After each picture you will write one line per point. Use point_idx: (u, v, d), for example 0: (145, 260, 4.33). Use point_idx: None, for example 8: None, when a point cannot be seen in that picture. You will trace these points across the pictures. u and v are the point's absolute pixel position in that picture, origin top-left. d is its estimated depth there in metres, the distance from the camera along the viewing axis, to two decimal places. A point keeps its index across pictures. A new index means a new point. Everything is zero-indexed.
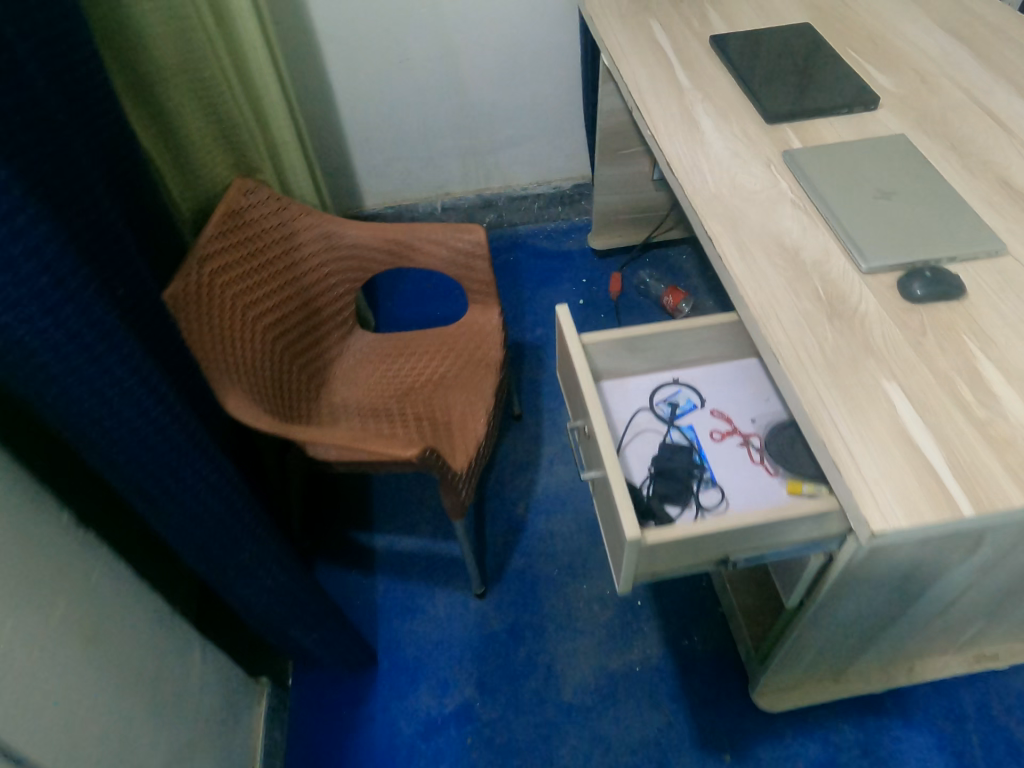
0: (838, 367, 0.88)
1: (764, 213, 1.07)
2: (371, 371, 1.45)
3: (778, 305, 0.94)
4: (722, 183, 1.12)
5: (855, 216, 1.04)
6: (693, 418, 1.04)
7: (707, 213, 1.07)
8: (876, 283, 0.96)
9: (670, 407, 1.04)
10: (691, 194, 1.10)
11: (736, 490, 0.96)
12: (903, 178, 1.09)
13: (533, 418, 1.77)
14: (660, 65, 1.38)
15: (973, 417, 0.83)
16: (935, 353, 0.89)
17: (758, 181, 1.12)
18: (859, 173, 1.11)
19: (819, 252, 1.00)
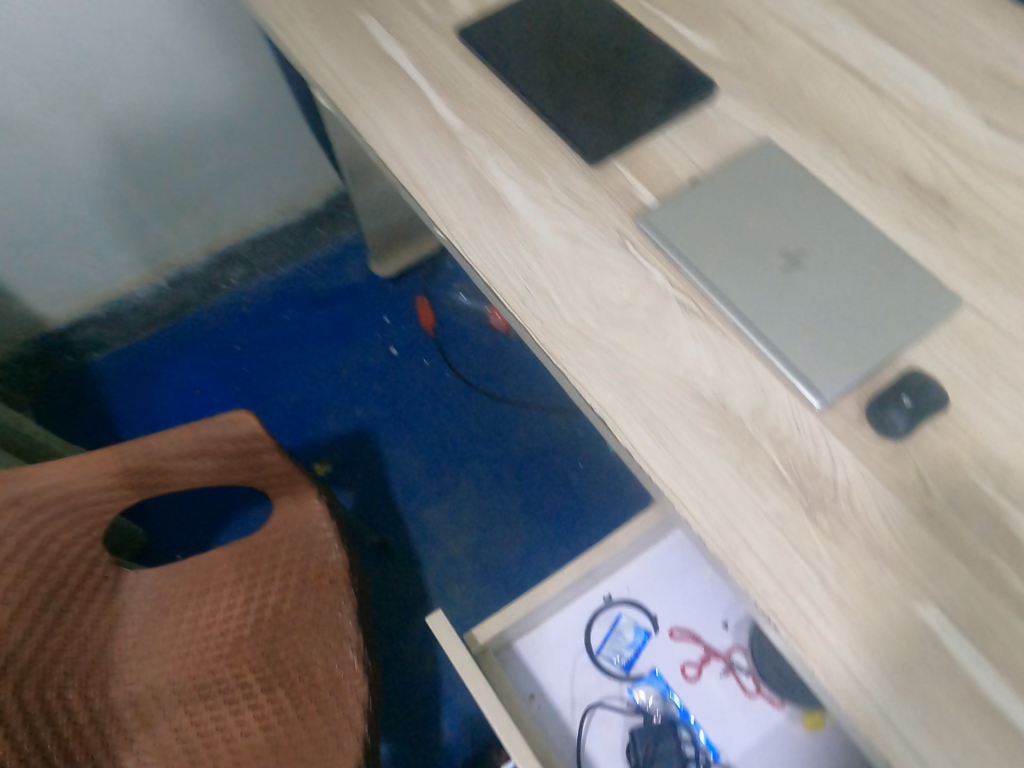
0: (851, 606, 0.62)
1: (652, 338, 0.74)
2: (165, 630, 1.08)
3: (740, 519, 0.65)
4: (576, 299, 0.76)
5: (777, 310, 0.73)
6: (650, 658, 0.98)
7: (581, 369, 0.72)
8: (839, 422, 0.69)
9: (622, 656, 0.97)
10: (544, 335, 0.74)
11: (734, 745, 0.92)
12: (803, 220, 0.79)
13: (399, 535, 1.46)
14: (400, 85, 0.94)
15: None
16: (954, 524, 0.65)
17: (621, 276, 0.77)
18: (748, 225, 0.78)
19: (752, 391, 0.70)
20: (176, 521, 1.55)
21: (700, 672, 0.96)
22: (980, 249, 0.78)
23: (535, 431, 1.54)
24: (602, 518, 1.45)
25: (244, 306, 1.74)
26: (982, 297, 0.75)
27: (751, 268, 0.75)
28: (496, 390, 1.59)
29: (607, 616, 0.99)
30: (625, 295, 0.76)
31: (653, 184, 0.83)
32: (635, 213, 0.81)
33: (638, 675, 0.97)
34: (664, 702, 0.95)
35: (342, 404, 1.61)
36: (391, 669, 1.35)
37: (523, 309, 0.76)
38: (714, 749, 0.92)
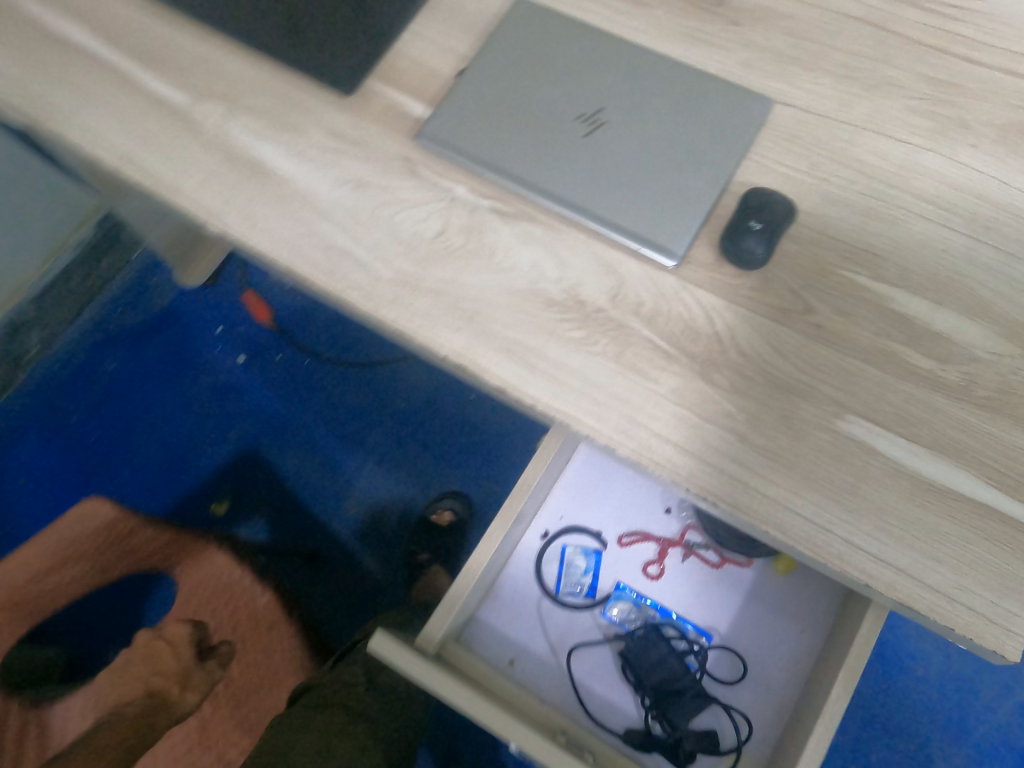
0: (778, 451, 0.59)
1: (481, 257, 0.66)
2: (138, 673, 1.28)
3: (643, 412, 0.60)
4: (388, 248, 0.67)
5: (597, 182, 0.66)
6: (610, 573, 0.95)
7: (424, 323, 0.64)
8: (700, 271, 0.64)
9: (584, 585, 0.94)
10: (370, 302, 0.65)
11: (722, 618, 0.92)
12: (588, 73, 0.70)
13: (329, 542, 1.40)
14: (87, 70, 0.76)
15: (955, 393, 0.59)
16: (843, 328, 0.61)
17: (425, 205, 0.68)
18: (532, 101, 0.69)
19: (603, 276, 0.64)
20: (91, 621, 1.41)
21: (662, 565, 0.94)
22: (772, 36, 0.72)
23: (417, 385, 1.46)
24: (515, 439, 1.42)
25: (62, 374, 1.53)
26: (789, 87, 0.70)
27: (551, 144, 0.67)
28: (362, 360, 1.49)
29: (553, 552, 0.95)
30: (437, 226, 0.67)
31: (420, 90, 0.73)
32: (414, 129, 0.71)
33: (605, 595, 0.94)
34: (640, 611, 0.93)
35: (213, 436, 1.48)
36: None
37: (337, 282, 0.66)
38: (705, 632, 0.92)
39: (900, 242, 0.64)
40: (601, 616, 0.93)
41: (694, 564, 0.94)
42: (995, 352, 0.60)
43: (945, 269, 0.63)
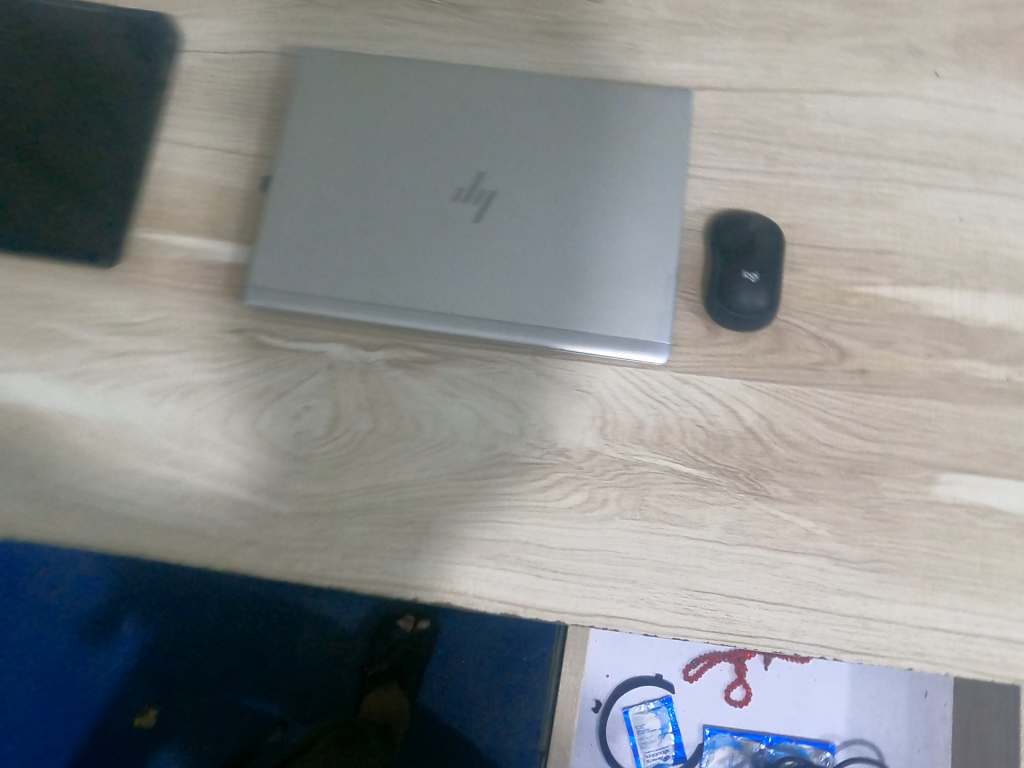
0: (885, 556, 0.45)
1: (408, 435, 0.47)
2: None
3: (703, 574, 0.44)
4: (271, 471, 0.46)
5: (520, 284, 0.46)
6: (692, 716, 0.66)
7: (367, 562, 0.45)
8: (697, 351, 0.47)
9: (668, 749, 0.65)
10: (277, 561, 0.45)
11: (834, 718, 0.64)
12: (440, 121, 0.49)
13: (317, 682, 0.96)
14: None
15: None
16: (892, 364, 0.47)
17: (298, 391, 0.47)
18: (382, 190, 0.48)
19: (577, 405, 0.47)
20: None
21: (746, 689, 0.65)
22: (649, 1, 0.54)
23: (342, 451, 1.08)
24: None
25: None
26: (696, 65, 0.53)
27: (431, 245, 0.47)
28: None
29: (616, 725, 0.66)
30: (326, 413, 0.47)
31: (218, 223, 0.51)
32: (234, 283, 0.49)
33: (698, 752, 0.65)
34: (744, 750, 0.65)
35: (88, 618, 0.95)
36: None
37: (217, 547, 0.45)
38: (824, 743, 0.64)
39: (910, 228, 0.50)
40: None
41: (780, 663, 0.66)
42: None
43: (970, 245, 0.50)
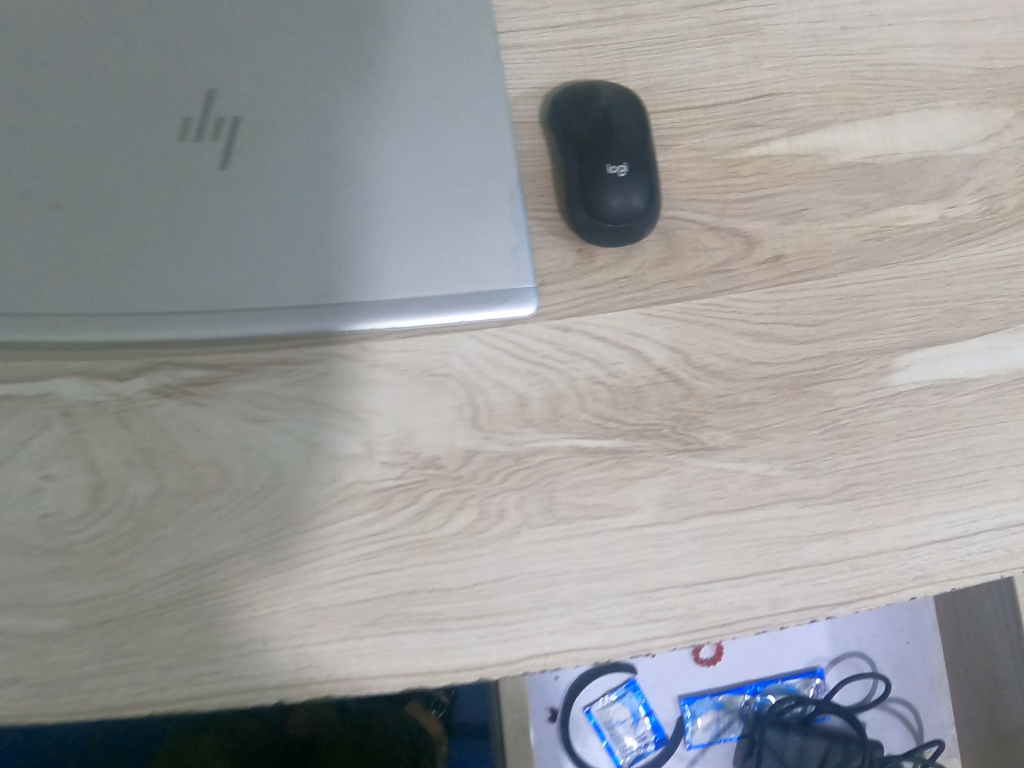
0: (854, 479, 0.36)
1: (205, 492, 0.32)
2: None
3: (650, 569, 0.33)
4: (17, 583, 0.30)
5: (313, 243, 0.31)
6: (663, 693, 0.62)
7: (203, 670, 0.30)
8: (572, 281, 0.35)
9: (646, 737, 0.61)
10: (62, 702, 0.29)
11: (820, 642, 0.63)
12: (128, 25, 0.32)
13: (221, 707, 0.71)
14: None
15: (985, 239, 0.39)
16: (810, 237, 0.37)
17: (27, 458, 0.31)
18: (62, 143, 0.31)
19: (432, 396, 0.33)
20: None
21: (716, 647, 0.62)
22: None
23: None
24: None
25: None
26: None
27: (163, 208, 0.31)
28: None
29: (583, 731, 0.61)
30: (82, 483, 0.31)
31: None
32: None
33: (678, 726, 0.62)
34: (728, 707, 0.63)
35: None
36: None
37: None
38: (812, 670, 0.63)
39: (791, 56, 0.39)
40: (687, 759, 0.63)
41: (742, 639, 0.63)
42: (982, 141, 0.40)
43: (865, 62, 0.39)
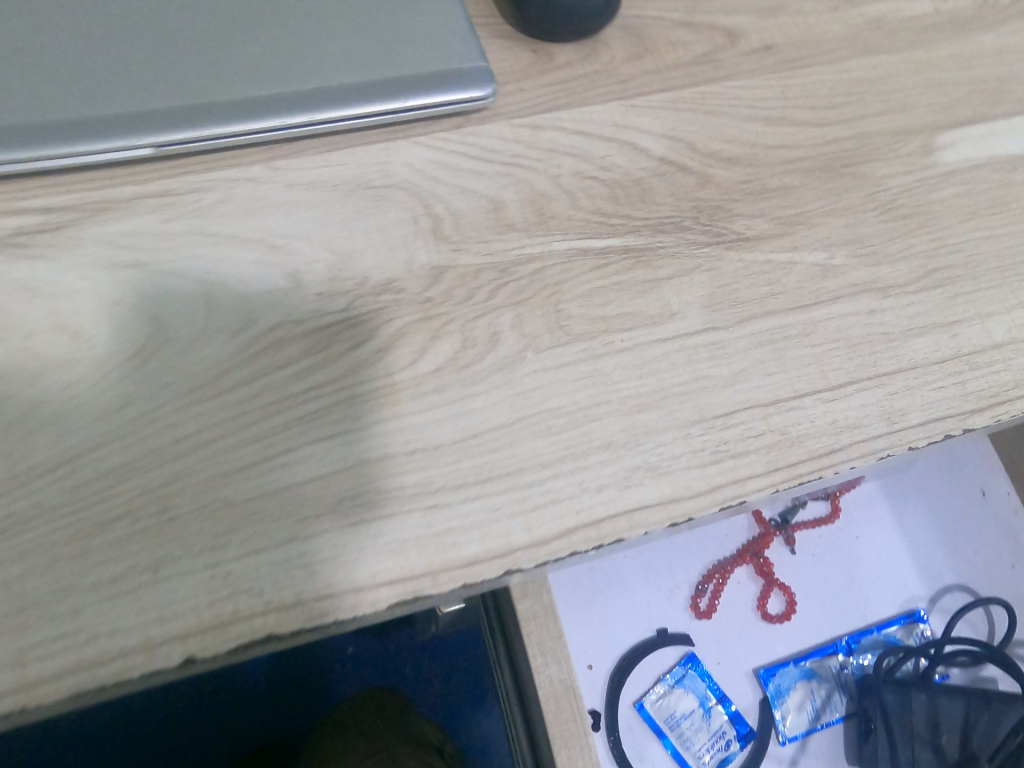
0: (934, 261, 0.28)
1: (64, 367, 0.22)
2: None
3: (715, 387, 0.23)
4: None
5: (193, 39, 0.25)
6: (733, 671, 0.34)
7: (45, 635, 0.19)
8: (533, 80, 0.28)
9: (726, 731, 0.33)
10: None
11: (898, 565, 0.37)
12: None
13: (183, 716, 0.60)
14: None
15: (988, 27, 0.34)
16: (799, 30, 0.32)
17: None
18: None
19: (375, 210, 0.25)
20: None
21: (786, 589, 0.35)
22: None
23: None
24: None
25: None
26: None
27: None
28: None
29: (641, 736, 0.32)
30: None
31: None
32: None
33: (699, 729, 0.32)
34: (822, 675, 0.34)
35: None
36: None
37: None
38: (911, 615, 0.36)
39: None
40: None
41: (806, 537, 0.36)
42: None
43: None
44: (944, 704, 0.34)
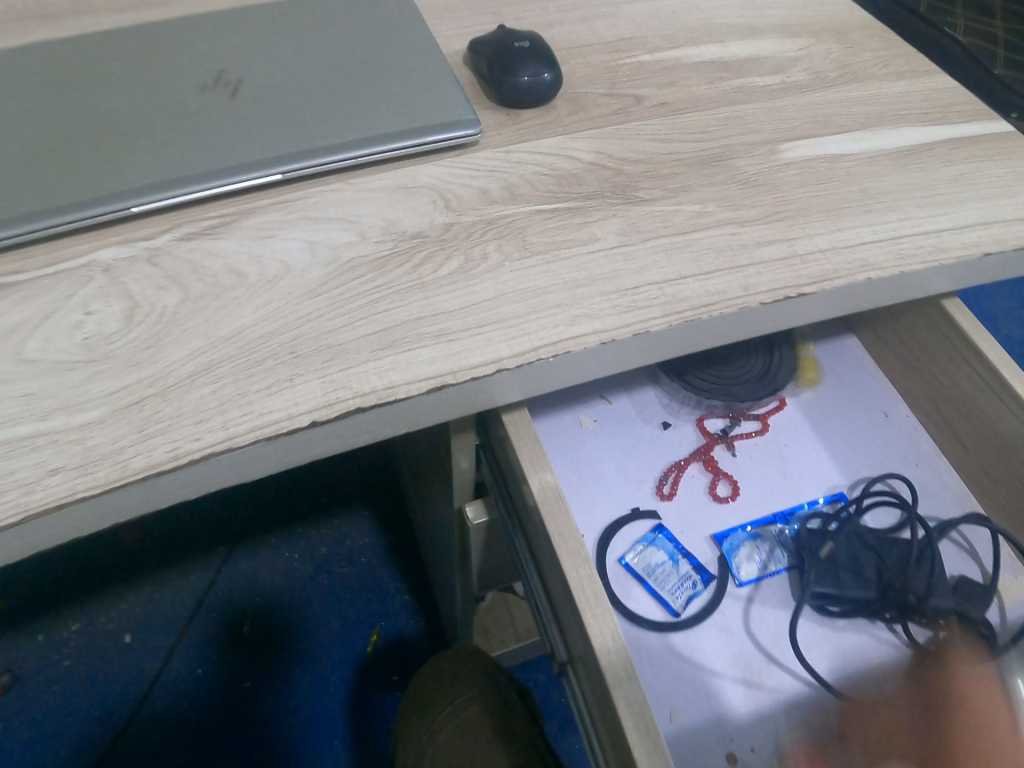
0: (782, 206, 0.41)
1: (231, 287, 0.36)
2: None
3: (627, 273, 0.37)
4: (60, 392, 0.32)
5: (302, 117, 0.42)
6: (694, 536, 0.45)
7: (234, 414, 0.32)
8: (506, 131, 0.45)
9: (692, 574, 0.43)
10: (104, 472, 0.30)
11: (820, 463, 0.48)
12: (149, 47, 0.45)
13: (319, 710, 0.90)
14: None
15: (824, 87, 0.49)
16: (685, 91, 0.48)
17: (70, 304, 0.35)
18: (109, 107, 0.41)
19: (411, 198, 0.41)
20: None
21: (730, 477, 0.46)
22: None
23: (194, 652, 0.92)
24: (361, 594, 0.97)
25: None
26: None
27: (188, 121, 0.41)
28: (124, 715, 0.88)
29: (624, 581, 0.43)
30: (118, 308, 0.35)
31: None
32: None
33: (671, 571, 0.43)
34: (765, 537, 0.44)
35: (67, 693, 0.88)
36: (585, 655, 0.39)
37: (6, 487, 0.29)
38: (835, 495, 0.46)
39: (638, 16, 0.53)
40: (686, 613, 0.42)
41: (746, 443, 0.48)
42: (795, 34, 0.53)
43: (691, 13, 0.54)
44: (860, 547, 0.44)
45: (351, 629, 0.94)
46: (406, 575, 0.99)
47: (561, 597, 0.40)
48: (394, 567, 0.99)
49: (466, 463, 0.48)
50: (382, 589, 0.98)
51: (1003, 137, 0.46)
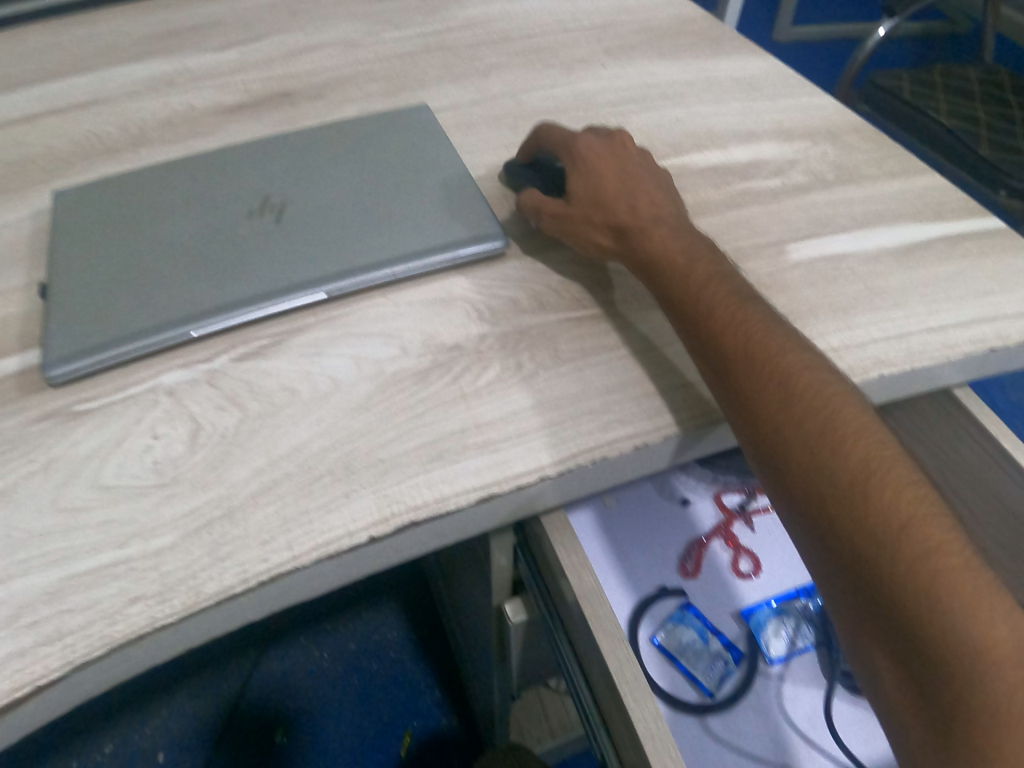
0: (794, 303, 0.44)
1: (286, 405, 0.39)
2: None
3: (653, 380, 0.40)
4: (133, 517, 0.34)
5: (339, 236, 0.45)
6: (721, 613, 0.47)
7: (299, 532, 0.34)
8: (531, 245, 0.48)
9: (723, 653, 0.45)
10: (179, 598, 0.32)
11: None
12: (196, 176, 0.49)
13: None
14: None
15: (822, 188, 0.52)
16: (693, 194, 0.51)
17: (139, 429, 0.38)
18: (164, 238, 0.44)
19: (447, 312, 0.44)
20: None
21: (753, 554, 0.49)
22: (358, 67, 0.61)
23: (225, 763, 0.88)
24: (391, 691, 0.95)
25: None
26: (418, 90, 0.59)
27: (236, 246, 0.44)
28: None
29: (658, 662, 0.45)
30: (182, 431, 0.38)
31: None
32: (33, 372, 0.40)
33: (703, 653, 0.45)
34: (790, 612, 0.47)
35: None
36: (637, 765, 0.39)
37: (91, 613, 0.31)
38: None
39: (646, 125, 0.57)
40: (718, 692, 0.44)
41: (765, 519, 0.52)
42: (793, 138, 0.57)
43: (696, 121, 0.58)
44: None
45: (381, 733, 0.91)
46: (437, 670, 0.96)
47: (610, 710, 0.41)
48: (425, 661, 0.97)
49: (503, 563, 0.50)
50: (414, 686, 0.95)
51: (994, 234, 0.49)
